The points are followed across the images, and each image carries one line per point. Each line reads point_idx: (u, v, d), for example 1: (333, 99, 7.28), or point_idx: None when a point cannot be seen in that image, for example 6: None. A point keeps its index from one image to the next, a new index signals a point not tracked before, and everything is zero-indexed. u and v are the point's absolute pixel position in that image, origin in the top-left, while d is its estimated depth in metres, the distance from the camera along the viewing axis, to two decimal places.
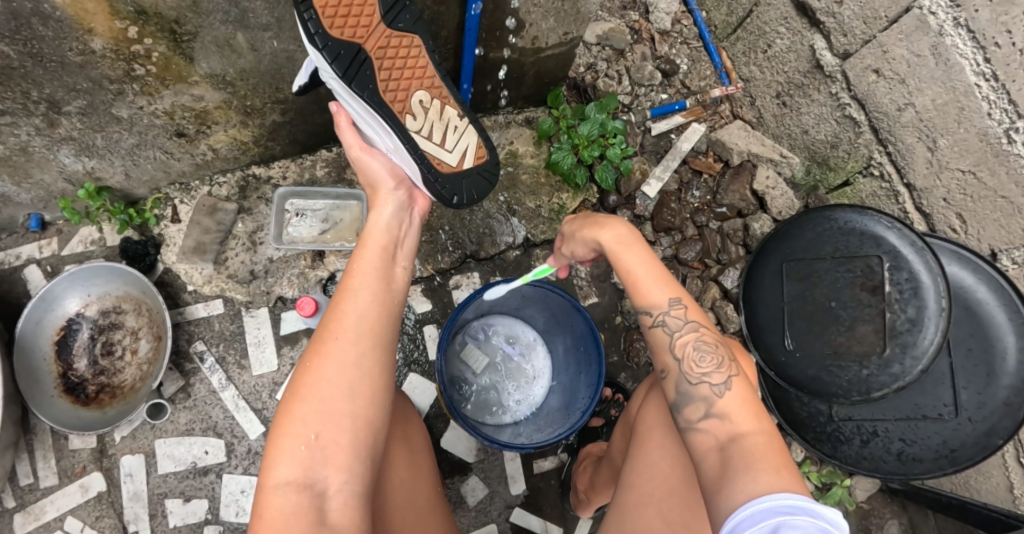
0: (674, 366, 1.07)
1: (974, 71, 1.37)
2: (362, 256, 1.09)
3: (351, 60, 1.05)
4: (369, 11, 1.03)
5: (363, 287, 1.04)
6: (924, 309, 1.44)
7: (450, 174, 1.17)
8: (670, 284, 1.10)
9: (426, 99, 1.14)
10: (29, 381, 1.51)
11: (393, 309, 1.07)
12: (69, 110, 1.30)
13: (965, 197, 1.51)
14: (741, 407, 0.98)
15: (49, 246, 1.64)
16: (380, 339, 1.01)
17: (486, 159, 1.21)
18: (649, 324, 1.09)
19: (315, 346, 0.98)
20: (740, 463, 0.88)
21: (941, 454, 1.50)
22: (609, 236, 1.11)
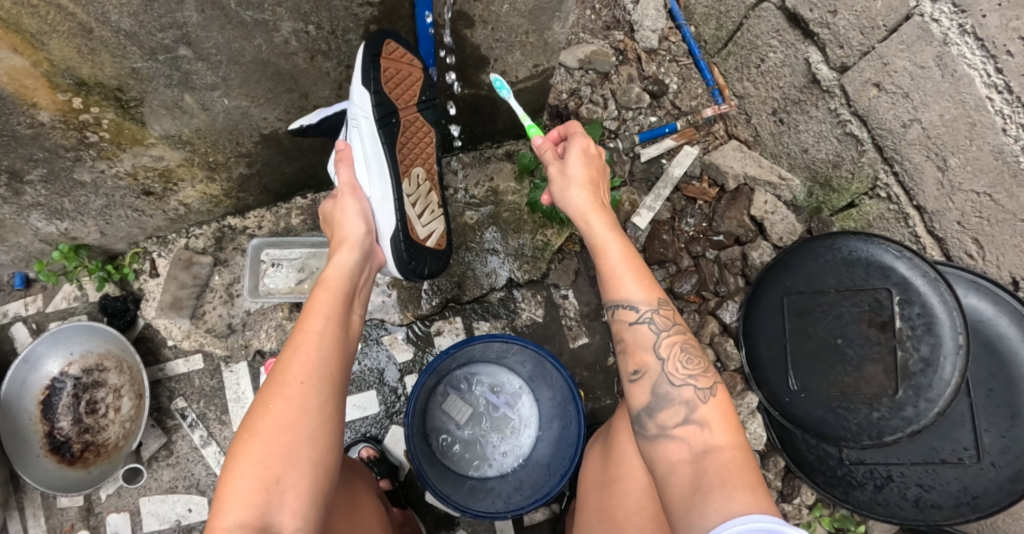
0: (655, 366, 0.99)
1: (984, 83, 1.24)
2: (317, 298, 1.07)
3: (388, 115, 1.13)
4: (415, 87, 1.19)
5: (320, 328, 1.02)
6: (940, 347, 1.27)
7: (417, 245, 1.26)
8: (650, 286, 1.04)
9: (422, 176, 1.26)
10: (13, 443, 1.48)
11: (347, 352, 1.04)
12: (31, 179, 1.28)
13: (982, 220, 1.37)
14: (721, 417, 0.92)
15: (34, 303, 1.62)
16: (337, 381, 0.99)
17: (444, 247, 1.35)
18: (631, 321, 1.02)
19: (269, 388, 0.94)
20: (712, 480, 0.82)
21: (963, 501, 1.36)
22: (597, 223, 1.12)
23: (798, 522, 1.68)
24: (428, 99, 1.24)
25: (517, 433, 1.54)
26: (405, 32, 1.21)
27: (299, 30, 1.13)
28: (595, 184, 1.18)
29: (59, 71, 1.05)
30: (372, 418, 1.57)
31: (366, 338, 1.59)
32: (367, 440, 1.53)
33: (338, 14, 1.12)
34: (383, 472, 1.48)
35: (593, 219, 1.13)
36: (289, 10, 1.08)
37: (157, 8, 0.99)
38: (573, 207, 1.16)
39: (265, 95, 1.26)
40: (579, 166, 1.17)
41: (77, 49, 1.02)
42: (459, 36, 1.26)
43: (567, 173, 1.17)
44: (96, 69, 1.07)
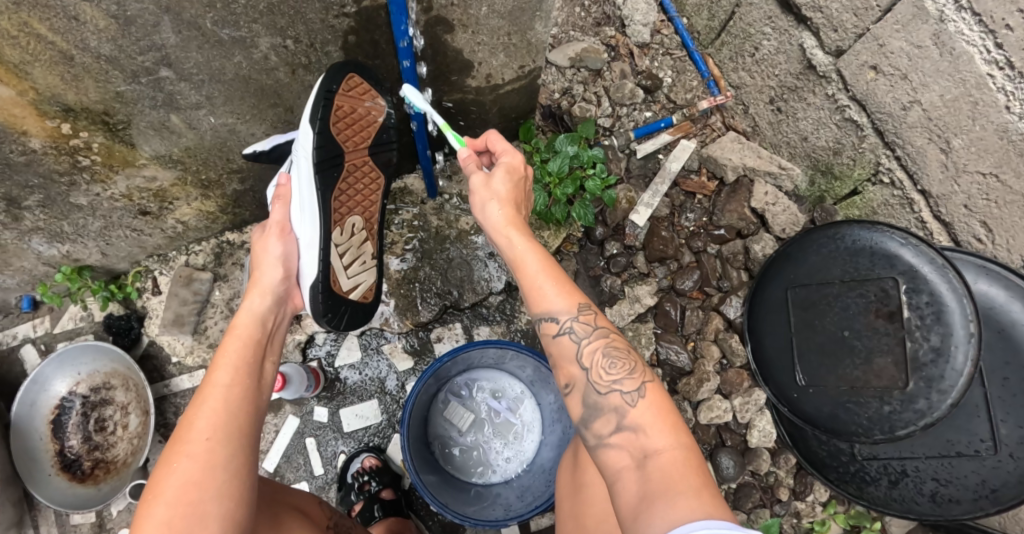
0: (581, 376, 0.98)
1: (985, 60, 1.19)
2: (225, 350, 1.02)
3: (332, 154, 1.12)
4: (367, 133, 1.19)
5: (224, 378, 0.97)
6: (951, 336, 1.22)
7: (338, 296, 1.23)
8: (570, 293, 1.01)
9: (357, 226, 1.26)
10: (25, 463, 1.51)
11: (261, 402, 1.00)
12: (28, 205, 1.30)
13: (989, 202, 1.32)
14: (656, 418, 0.90)
15: (42, 324, 1.65)
16: (247, 432, 0.94)
17: (371, 300, 1.34)
18: (553, 333, 1.01)
19: (172, 447, 0.89)
20: (656, 488, 0.82)
21: (981, 494, 1.31)
22: (517, 238, 1.05)
23: (812, 520, 1.63)
24: (382, 144, 1.25)
25: (518, 438, 1.52)
26: (384, 40, 1.21)
27: (278, 45, 1.13)
28: (519, 203, 1.11)
29: (45, 99, 1.07)
30: (375, 427, 1.57)
31: (365, 347, 1.59)
32: (369, 450, 1.53)
33: (315, 27, 1.12)
34: (384, 482, 1.48)
35: (511, 234, 1.06)
36: (266, 25, 1.08)
37: (134, 31, 1.00)
38: (491, 223, 1.08)
39: (250, 111, 1.27)
40: (503, 183, 1.09)
41: (61, 76, 1.04)
42: (441, 41, 1.26)
43: (487, 189, 1.08)
44: (81, 95, 1.09)
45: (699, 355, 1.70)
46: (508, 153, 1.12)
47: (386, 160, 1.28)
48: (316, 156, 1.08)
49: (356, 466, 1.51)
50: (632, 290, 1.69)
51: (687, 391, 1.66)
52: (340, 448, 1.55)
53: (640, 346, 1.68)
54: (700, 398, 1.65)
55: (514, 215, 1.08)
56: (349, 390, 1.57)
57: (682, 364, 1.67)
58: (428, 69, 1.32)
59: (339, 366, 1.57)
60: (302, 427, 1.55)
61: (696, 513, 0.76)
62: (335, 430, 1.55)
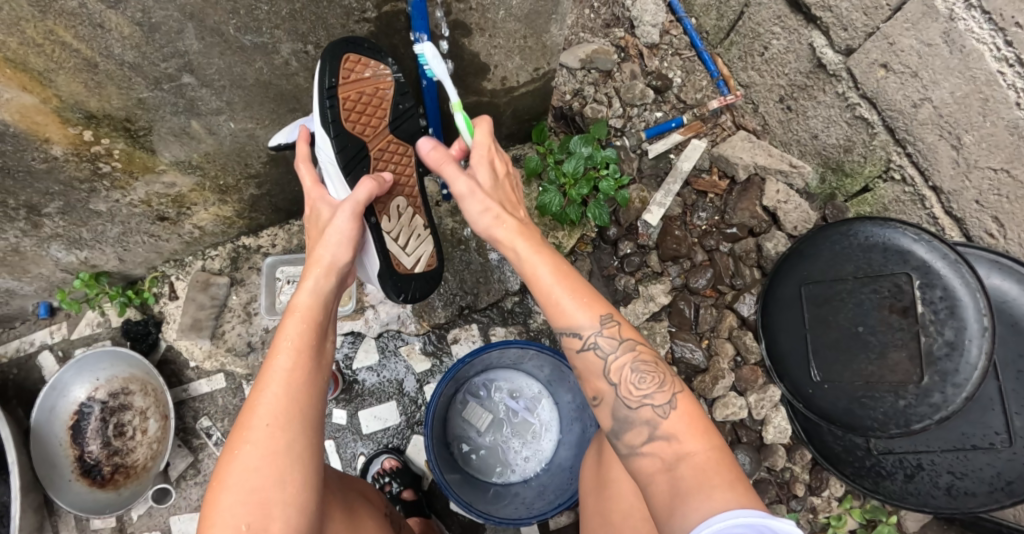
0: (610, 392, 0.98)
1: (995, 57, 1.21)
2: (284, 328, 0.96)
3: (352, 148, 1.13)
4: (383, 112, 1.15)
5: (285, 359, 0.92)
6: (965, 330, 1.23)
7: (403, 275, 1.27)
8: (590, 304, 1.00)
9: (403, 206, 1.24)
10: (46, 468, 1.52)
11: (325, 383, 0.95)
12: (48, 212, 1.31)
13: (1001, 198, 1.34)
14: (688, 425, 0.91)
15: (59, 331, 1.66)
16: (311, 417, 0.90)
17: (436, 268, 1.33)
18: (578, 348, 1.00)
19: (235, 433, 0.87)
20: (689, 486, 0.84)
21: (996, 487, 1.32)
22: (524, 248, 1.06)
23: (828, 515, 1.65)
24: (403, 113, 1.19)
25: (538, 438, 1.53)
26: (402, 44, 1.22)
27: (298, 50, 1.14)
28: (509, 207, 1.13)
29: (68, 106, 1.08)
30: (394, 428, 1.57)
31: (382, 349, 1.60)
32: (389, 451, 1.54)
33: (335, 32, 1.13)
34: (405, 483, 1.50)
35: (518, 246, 1.07)
36: (287, 31, 1.09)
37: (159, 38, 1.01)
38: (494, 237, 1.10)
39: (270, 116, 1.28)
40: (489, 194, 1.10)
41: (85, 84, 1.05)
42: (458, 45, 1.27)
43: (477, 204, 1.09)
44: (104, 102, 1.10)
45: (713, 352, 1.71)
46: (479, 161, 1.13)
47: (415, 130, 1.23)
48: (340, 159, 1.11)
49: (375, 468, 1.52)
50: (646, 289, 1.70)
51: (702, 388, 1.67)
52: (360, 450, 1.56)
53: (656, 345, 1.67)
54: (716, 395, 1.66)
55: (519, 225, 1.08)
56: (367, 391, 1.57)
57: (696, 362, 1.68)
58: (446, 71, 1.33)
59: (357, 368, 1.58)
60: (321, 429, 1.55)
61: (734, 508, 0.79)
62: (354, 432, 1.56)
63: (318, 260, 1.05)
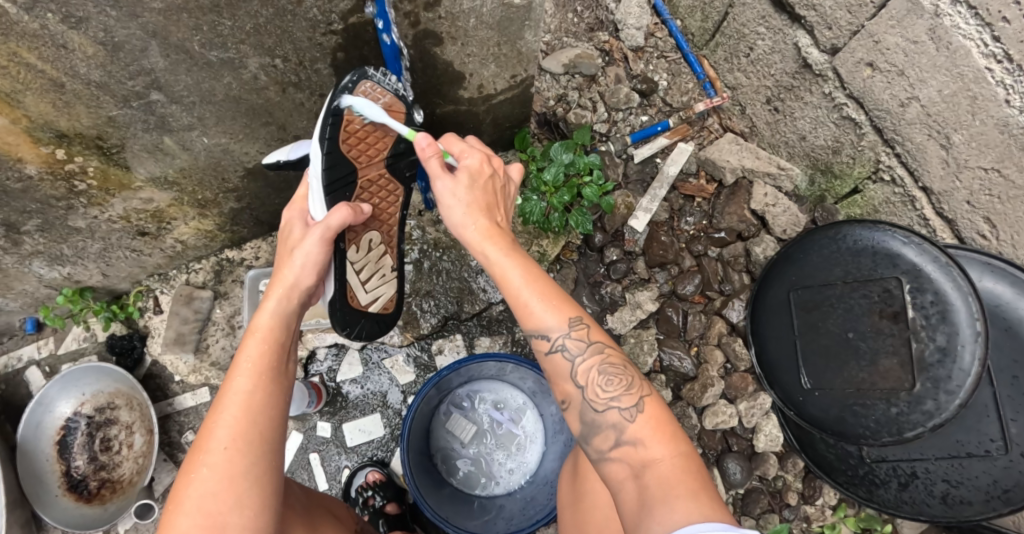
0: (577, 396, 0.96)
1: (982, 53, 1.17)
2: (244, 350, 0.95)
3: (342, 169, 1.11)
4: (383, 145, 1.14)
5: (241, 382, 0.91)
6: (957, 335, 1.19)
7: (356, 310, 1.26)
8: (560, 308, 0.97)
9: (376, 242, 1.25)
10: (32, 484, 1.52)
11: (286, 404, 0.94)
12: (27, 229, 1.31)
13: (992, 197, 1.30)
14: (654, 430, 0.89)
15: (46, 346, 1.66)
16: (270, 439, 0.89)
17: (391, 312, 1.34)
18: (546, 351, 0.98)
19: (192, 456, 0.86)
20: (654, 495, 0.82)
21: (993, 495, 1.28)
22: (493, 252, 1.02)
23: (822, 525, 1.61)
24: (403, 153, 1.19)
25: (521, 449, 1.51)
26: (374, 55, 1.22)
27: (266, 64, 1.13)
28: (491, 207, 1.08)
29: (38, 126, 1.07)
30: (378, 441, 1.56)
31: (366, 362, 1.58)
32: (373, 464, 1.52)
33: (303, 45, 1.12)
34: (388, 496, 1.48)
35: (488, 248, 1.03)
36: (253, 46, 1.08)
37: (123, 56, 1.00)
38: (465, 238, 1.05)
39: (243, 130, 1.28)
40: (468, 191, 1.05)
41: (52, 103, 1.05)
42: (430, 54, 1.25)
43: (453, 199, 1.04)
44: (73, 121, 1.09)
45: (703, 360, 1.68)
46: (468, 154, 1.07)
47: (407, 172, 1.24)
48: (324, 177, 1.08)
49: (359, 481, 1.50)
50: (633, 296, 1.67)
51: (691, 396, 1.64)
52: (344, 463, 1.55)
53: (643, 353, 1.65)
54: (705, 403, 1.63)
55: (491, 226, 1.04)
56: (351, 404, 1.56)
57: (685, 370, 1.65)
58: (419, 81, 1.32)
59: (341, 381, 1.57)
60: (305, 442, 1.55)
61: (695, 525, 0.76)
62: (338, 445, 1.55)
63: (280, 282, 1.04)
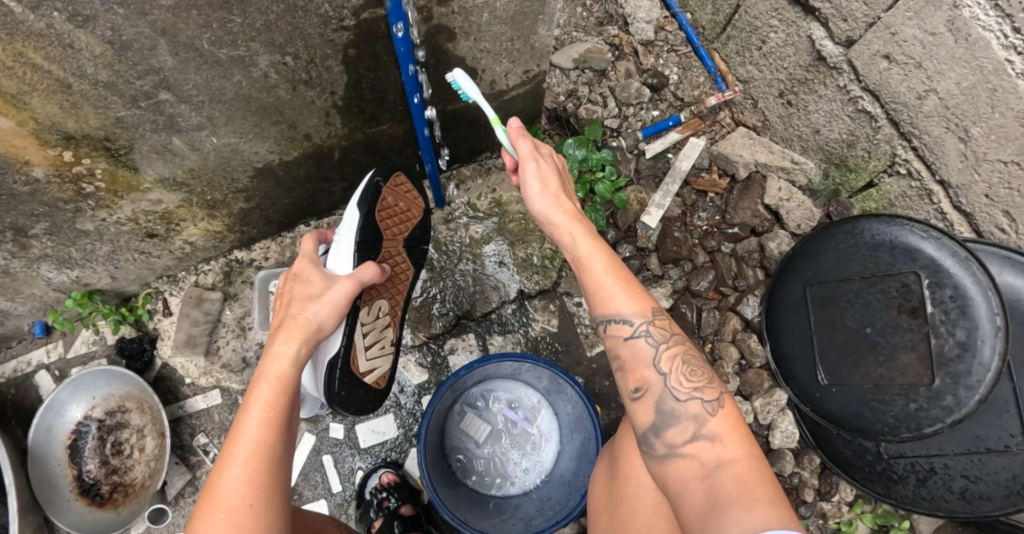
0: (657, 380, 0.95)
1: (1001, 45, 1.15)
2: (255, 396, 0.93)
3: (372, 235, 1.21)
4: (405, 227, 1.30)
5: (253, 433, 0.88)
6: (977, 330, 1.18)
7: (355, 377, 1.22)
8: (641, 297, 1.00)
9: (382, 309, 1.29)
10: (44, 489, 1.50)
11: (292, 454, 0.92)
12: (35, 233, 1.29)
13: (1012, 191, 1.28)
14: (732, 428, 0.89)
15: (55, 350, 1.65)
16: (280, 488, 0.87)
17: (383, 387, 1.33)
18: (625, 336, 0.98)
19: (201, 508, 0.82)
20: (728, 495, 0.81)
21: (1012, 491, 1.27)
22: (580, 236, 1.04)
23: (839, 521, 1.61)
24: (416, 241, 1.35)
25: (537, 448, 1.50)
26: (385, 52, 1.20)
27: (277, 62, 1.12)
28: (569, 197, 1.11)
29: (45, 128, 1.05)
30: (391, 442, 1.55)
31: None
32: (387, 465, 1.52)
33: (314, 42, 1.10)
34: (403, 498, 1.47)
35: (574, 231, 1.05)
36: (264, 43, 1.06)
37: (131, 56, 0.98)
38: (552, 221, 1.07)
39: (253, 130, 1.26)
40: (551, 180, 1.09)
41: (59, 105, 1.03)
42: (442, 51, 1.24)
43: (538, 188, 1.06)
44: (81, 122, 1.07)
45: (717, 356, 1.67)
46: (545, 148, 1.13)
47: (417, 258, 1.37)
48: (357, 235, 1.19)
49: (374, 483, 1.49)
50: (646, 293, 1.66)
51: None
52: (357, 464, 1.54)
53: None
54: None
55: (574, 211, 1.07)
56: None
57: None
58: (431, 78, 1.30)
59: None
60: (318, 444, 1.53)
61: (775, 526, 0.75)
62: (352, 447, 1.54)
63: (296, 322, 1.03)
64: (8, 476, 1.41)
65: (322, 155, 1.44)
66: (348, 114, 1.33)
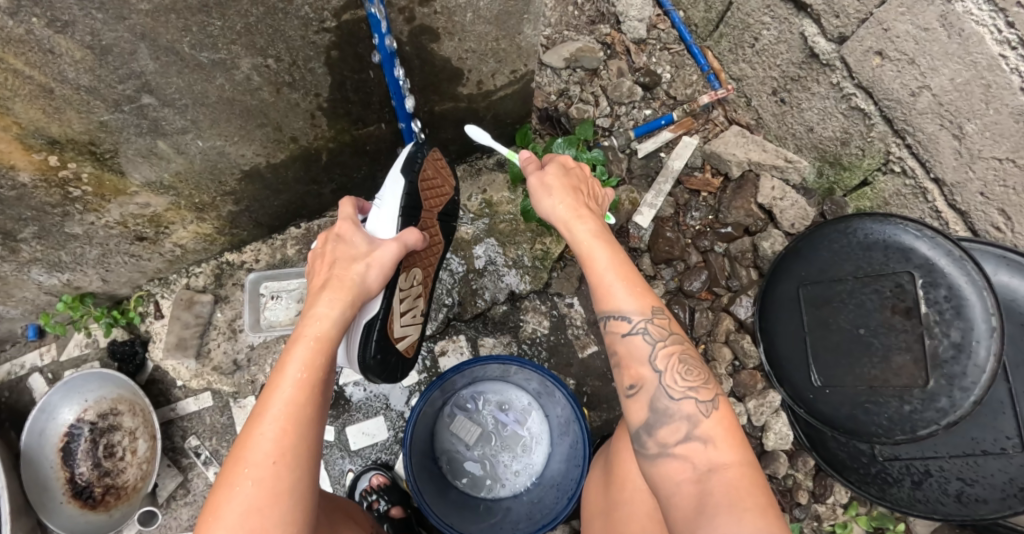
0: (653, 378, 0.94)
1: (995, 40, 1.13)
2: (292, 355, 0.94)
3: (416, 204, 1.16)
4: (441, 201, 1.26)
5: (288, 391, 0.90)
6: (972, 331, 1.16)
7: (388, 342, 1.19)
8: (642, 295, 0.98)
9: (417, 278, 1.25)
10: (37, 491, 1.51)
11: (326, 416, 0.93)
12: (24, 237, 1.29)
13: (1007, 189, 1.26)
14: (726, 432, 0.89)
15: (48, 353, 1.66)
16: (312, 448, 0.89)
17: (408, 355, 1.30)
18: (623, 332, 0.97)
19: (234, 461, 0.85)
20: (719, 501, 0.81)
21: (1009, 493, 1.25)
22: (582, 231, 1.04)
23: (834, 523, 1.59)
24: (446, 214, 1.32)
25: (528, 451, 1.49)
26: (369, 53, 1.19)
27: (259, 64, 1.11)
28: (578, 193, 1.10)
29: (29, 133, 1.05)
30: (382, 444, 1.54)
31: None
32: (377, 468, 1.51)
33: (296, 44, 1.10)
34: (393, 500, 1.47)
35: (577, 227, 1.04)
36: (245, 46, 1.06)
37: (112, 60, 0.98)
38: (555, 217, 1.07)
39: (239, 133, 1.26)
40: (557, 178, 1.09)
41: (42, 110, 1.03)
42: (427, 51, 1.23)
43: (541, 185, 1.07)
44: (64, 127, 1.07)
45: (711, 357, 1.66)
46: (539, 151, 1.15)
47: (446, 231, 1.33)
48: (405, 201, 1.12)
49: (364, 485, 1.51)
50: None
51: None
52: (348, 466, 1.53)
53: None
54: None
55: (577, 205, 1.07)
56: (354, 407, 1.54)
57: None
58: (416, 79, 1.30)
59: (343, 383, 1.55)
60: None
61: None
62: (342, 449, 1.53)
63: (336, 285, 1.03)
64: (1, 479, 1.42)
65: (310, 157, 1.43)
66: (335, 116, 1.33)
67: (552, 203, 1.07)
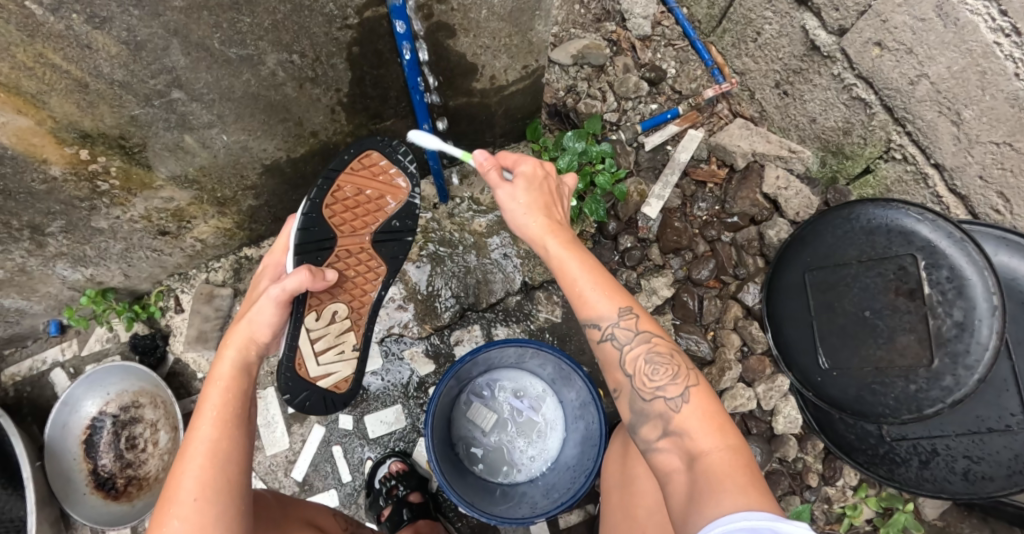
0: (627, 383, 0.99)
1: (989, 28, 1.18)
2: (207, 398, 0.96)
3: (320, 234, 1.19)
4: (369, 219, 1.24)
5: (205, 432, 0.92)
6: (974, 309, 1.20)
7: (303, 379, 1.22)
8: (615, 297, 1.01)
9: (340, 313, 1.26)
10: (61, 482, 1.54)
11: (252, 447, 0.95)
12: (52, 231, 1.33)
13: (1005, 171, 1.30)
14: (700, 421, 0.90)
15: (70, 348, 1.69)
16: (238, 481, 0.91)
17: (343, 392, 1.28)
18: (597, 338, 1.02)
19: (163, 505, 0.87)
20: (704, 486, 0.82)
21: (1015, 470, 1.28)
22: (553, 245, 1.05)
23: (843, 505, 1.61)
24: (391, 231, 1.27)
25: (541, 438, 1.52)
26: (388, 49, 1.23)
27: (285, 60, 1.15)
28: (549, 206, 1.10)
29: (62, 127, 1.09)
30: (400, 432, 1.58)
31: (386, 354, 1.60)
32: (396, 455, 1.54)
33: (320, 40, 1.14)
34: (411, 486, 1.49)
35: (550, 241, 1.05)
36: (271, 42, 1.10)
37: (145, 56, 1.02)
38: (527, 232, 1.07)
39: (261, 127, 1.30)
40: (526, 193, 1.08)
41: (77, 104, 1.06)
42: (443, 46, 1.27)
43: (515, 204, 1.07)
44: (97, 121, 1.11)
45: (719, 343, 1.69)
46: (523, 161, 1.10)
47: (392, 255, 1.28)
48: (299, 236, 1.16)
49: (382, 471, 1.51)
50: (648, 283, 1.69)
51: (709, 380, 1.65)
52: (367, 454, 1.56)
53: None
54: (724, 387, 1.64)
55: (550, 223, 1.07)
56: (373, 396, 1.58)
57: (703, 354, 1.66)
58: (433, 74, 1.34)
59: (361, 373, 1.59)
60: (328, 435, 1.57)
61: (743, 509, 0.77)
62: (361, 437, 1.57)
63: (239, 331, 1.04)
64: (26, 469, 1.45)
65: (328, 151, 1.48)
66: (354, 111, 1.37)
67: (523, 217, 1.07)
